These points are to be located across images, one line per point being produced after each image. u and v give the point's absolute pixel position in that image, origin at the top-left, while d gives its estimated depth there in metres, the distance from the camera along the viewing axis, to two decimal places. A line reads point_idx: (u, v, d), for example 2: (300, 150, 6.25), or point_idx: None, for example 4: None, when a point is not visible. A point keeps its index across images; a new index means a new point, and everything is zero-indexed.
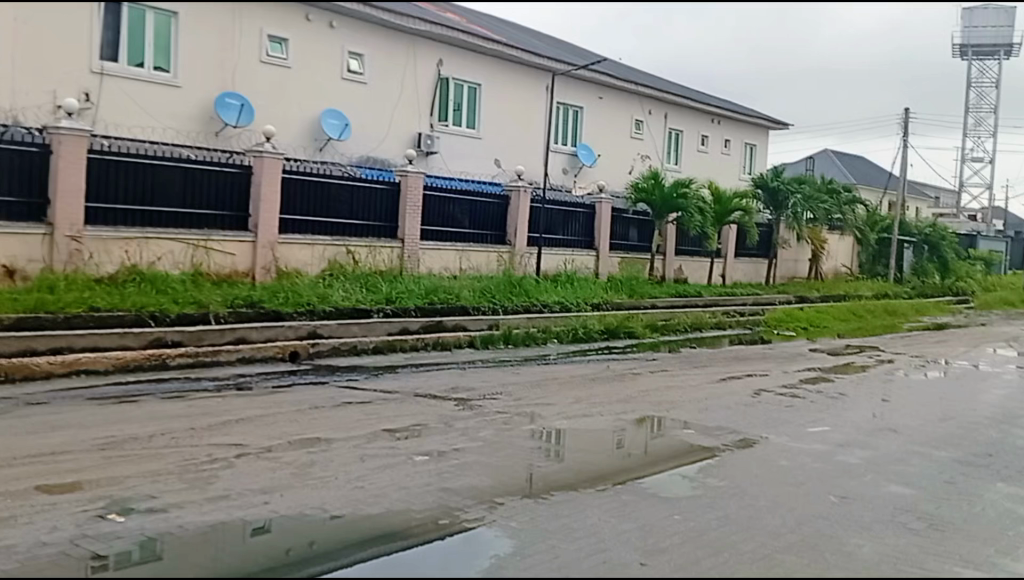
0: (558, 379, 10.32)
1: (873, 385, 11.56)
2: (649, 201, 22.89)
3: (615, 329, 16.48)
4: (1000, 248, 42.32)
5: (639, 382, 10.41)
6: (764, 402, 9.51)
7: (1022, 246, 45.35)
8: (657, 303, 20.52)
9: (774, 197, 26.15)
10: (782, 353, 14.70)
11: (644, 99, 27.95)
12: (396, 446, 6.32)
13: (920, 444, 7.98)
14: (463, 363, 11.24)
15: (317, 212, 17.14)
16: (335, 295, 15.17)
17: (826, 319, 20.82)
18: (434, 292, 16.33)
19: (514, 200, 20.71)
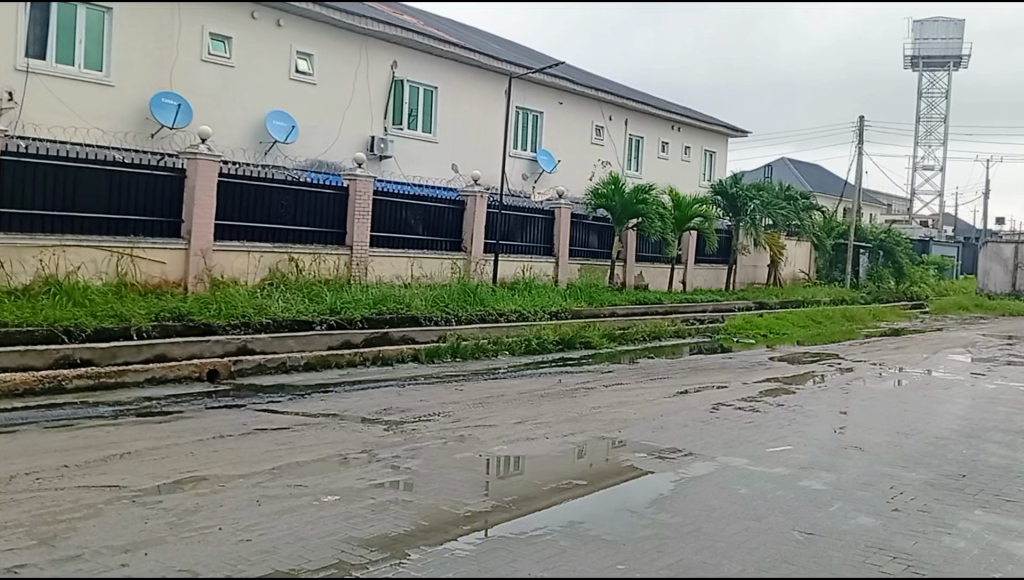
0: (501, 396, 9.53)
1: (836, 397, 10.85)
2: (609, 207, 22.11)
3: (571, 339, 15.72)
4: (952, 252, 42.06)
5: (588, 400, 9.62)
6: (725, 418, 8.78)
7: (975, 251, 45.15)
8: (616, 311, 19.78)
9: (733, 203, 25.45)
10: (743, 363, 13.98)
11: (604, 104, 27.23)
12: (303, 483, 5.54)
13: (894, 460, 7.27)
14: (403, 379, 10.41)
15: (258, 218, 16.29)
16: (275, 305, 14.32)
17: (786, 326, 20.14)
18: (383, 301, 15.51)
19: (469, 204, 19.97)
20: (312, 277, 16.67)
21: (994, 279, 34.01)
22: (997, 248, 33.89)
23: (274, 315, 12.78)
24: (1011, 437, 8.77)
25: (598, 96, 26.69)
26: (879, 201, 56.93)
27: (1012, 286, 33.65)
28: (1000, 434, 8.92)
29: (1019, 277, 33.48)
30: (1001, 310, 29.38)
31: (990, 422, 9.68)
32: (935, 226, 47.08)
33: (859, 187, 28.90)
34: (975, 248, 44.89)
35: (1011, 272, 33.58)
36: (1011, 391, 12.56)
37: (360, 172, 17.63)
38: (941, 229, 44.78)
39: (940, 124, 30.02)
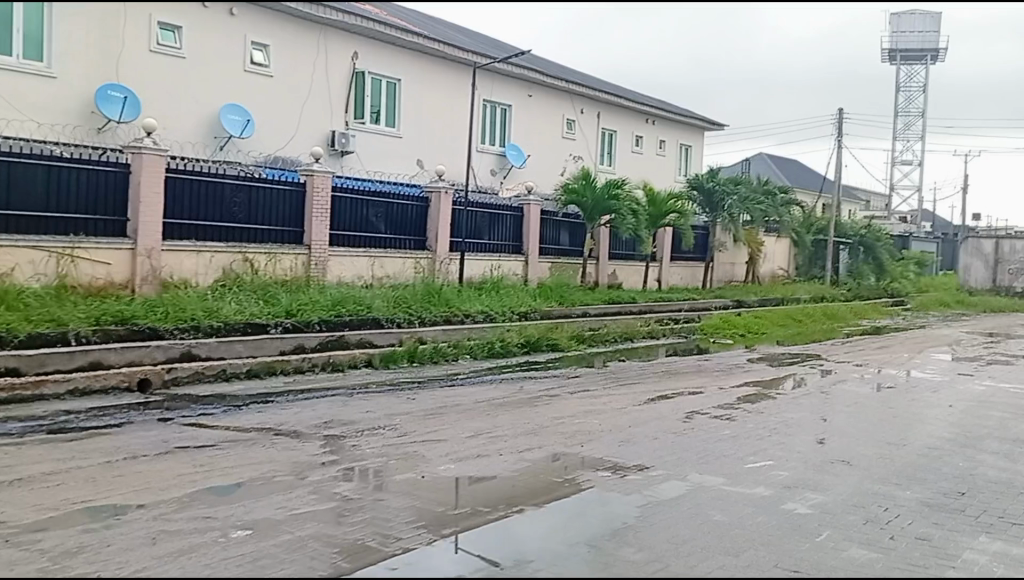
0: (457, 406, 8.79)
1: (817, 403, 10.17)
2: (581, 203, 21.42)
3: (538, 342, 14.99)
4: (931, 248, 41.63)
5: (550, 409, 8.91)
6: (696, 428, 8.09)
7: (955, 246, 44.75)
8: (589, 311, 19.10)
9: (710, 197, 24.96)
10: (720, 365, 13.30)
11: (576, 97, 26.54)
12: (211, 514, 4.79)
13: (884, 476, 6.60)
14: (353, 387, 9.66)
15: (208, 216, 15.48)
16: (226, 308, 13.54)
17: (765, 326, 19.54)
18: (342, 303, 14.79)
19: (434, 201, 19.23)
20: (268, 278, 15.87)
21: (976, 274, 33.61)
22: (977, 243, 33.44)
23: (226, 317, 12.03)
24: (1007, 447, 8.12)
25: (569, 89, 25.98)
26: (858, 196, 56.48)
27: (993, 281, 33.29)
28: (995, 443, 8.27)
29: (1000, 273, 33.14)
30: (982, 307, 28.91)
31: (982, 429, 9.04)
32: (913, 223, 46.66)
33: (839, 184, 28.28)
34: (955, 243, 44.45)
35: (992, 267, 33.30)
36: (1001, 394, 11.95)
37: (318, 167, 16.86)
38: (919, 226, 44.33)
39: (920, 117, 29.45)
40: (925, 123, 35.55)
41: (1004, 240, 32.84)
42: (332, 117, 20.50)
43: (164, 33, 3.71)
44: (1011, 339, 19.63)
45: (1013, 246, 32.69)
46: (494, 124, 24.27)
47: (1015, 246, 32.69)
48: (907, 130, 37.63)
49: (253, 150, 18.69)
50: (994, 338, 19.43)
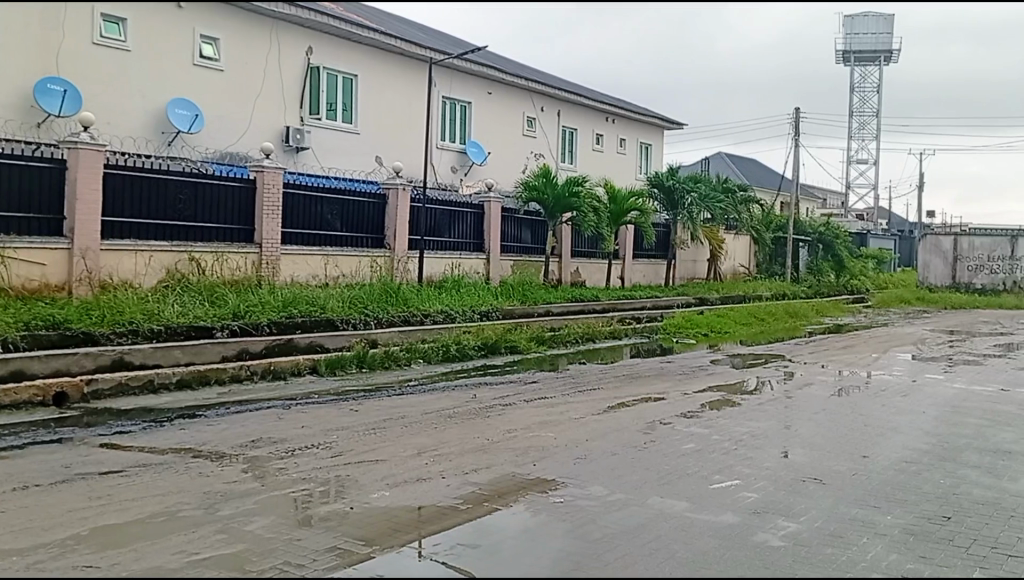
0: (401, 419, 8.17)
1: (785, 410, 9.64)
2: (541, 200, 20.85)
3: (494, 345, 14.00)
4: (889, 245, 41.40)
5: (502, 421, 8.30)
6: (660, 442, 7.52)
7: (913, 243, 44.55)
8: (551, 309, 18.49)
9: (670, 196, 24.36)
10: (682, 367, 12.73)
11: (535, 94, 25.92)
12: (97, 562, 4.10)
13: (860, 497, 6.06)
14: (292, 399, 9.00)
15: (151, 214, 14.75)
16: (167, 310, 12.81)
17: (729, 324, 19.03)
18: (294, 303, 14.15)
19: (391, 198, 18.58)
20: (216, 278, 15.15)
21: (934, 271, 33.19)
22: (935, 240, 33.08)
23: (167, 320, 11.34)
24: (988, 460, 7.62)
25: (529, 86, 25.39)
26: (816, 195, 56.32)
27: (951, 277, 32.86)
28: (975, 455, 7.76)
29: (960, 269, 32.74)
30: (943, 303, 28.59)
31: (959, 438, 8.54)
32: (870, 220, 46.50)
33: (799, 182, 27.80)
34: (912, 242, 44.23)
35: (951, 264, 32.90)
36: (971, 398, 11.46)
37: (268, 163, 16.17)
38: (877, 223, 44.17)
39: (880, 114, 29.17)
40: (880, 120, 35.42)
41: (962, 236, 32.58)
42: (285, 113, 19.78)
43: (89, 15, 3.02)
44: (976, 337, 19.25)
45: (971, 241, 32.39)
46: (454, 121, 23.60)
47: (972, 242, 32.41)
48: (862, 128, 37.47)
49: (206, 146, 17.94)
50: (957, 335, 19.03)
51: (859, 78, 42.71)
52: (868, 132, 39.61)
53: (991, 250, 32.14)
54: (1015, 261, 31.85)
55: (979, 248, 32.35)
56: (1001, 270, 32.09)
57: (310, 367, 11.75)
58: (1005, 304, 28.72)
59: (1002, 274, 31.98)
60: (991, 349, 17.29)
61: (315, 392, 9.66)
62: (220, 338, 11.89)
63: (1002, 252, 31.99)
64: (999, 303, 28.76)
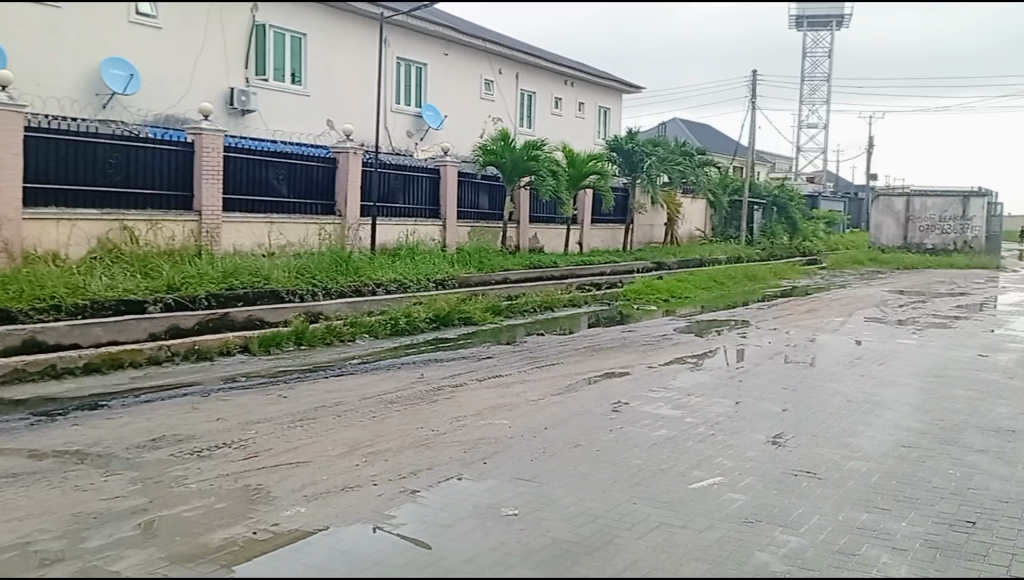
0: (336, 415, 7.20)
1: (763, 374, 8.72)
2: (499, 164, 19.67)
3: (448, 316, 12.22)
4: (840, 207, 40.39)
5: (449, 407, 7.37)
6: (629, 428, 6.62)
7: (862, 204, 43.11)
8: (508, 275, 17.44)
9: (629, 159, 23.36)
10: (647, 334, 11.76)
11: (492, 56, 24.51)
12: None
13: (866, 493, 5.17)
14: (211, 395, 8.01)
15: (81, 181, 13.60)
16: (95, 284, 11.62)
17: (687, 288, 17.82)
18: (235, 274, 13.13)
19: (342, 162, 17.42)
20: (152, 248, 14.03)
21: (887, 232, 32.31)
22: (887, 201, 32.15)
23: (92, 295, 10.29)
24: (996, 425, 6.73)
25: (485, 46, 23.91)
26: (772, 159, 55.13)
27: (904, 238, 31.90)
28: (982, 420, 6.85)
29: (912, 230, 31.66)
30: (895, 264, 27.49)
31: (957, 396, 7.66)
32: (821, 182, 45.58)
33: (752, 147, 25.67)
34: (860, 202, 42.93)
35: (903, 225, 31.89)
36: (956, 344, 10.52)
37: (207, 125, 15.03)
38: (826, 186, 43.20)
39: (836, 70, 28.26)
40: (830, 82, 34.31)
41: (913, 197, 31.50)
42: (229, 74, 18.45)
43: None
44: (943, 290, 18.36)
45: (922, 203, 31.23)
46: (409, 84, 22.17)
47: (924, 203, 31.27)
48: (813, 93, 36.50)
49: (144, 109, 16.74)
50: (923, 288, 18.06)
51: (813, 44, 41.80)
52: (820, 96, 38.65)
53: (944, 210, 30.86)
54: (966, 221, 30.60)
55: (931, 209, 31.14)
56: (951, 231, 30.88)
57: (240, 347, 10.41)
58: (955, 264, 27.90)
59: (954, 235, 30.75)
60: (961, 298, 16.39)
61: (247, 382, 8.66)
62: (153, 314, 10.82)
63: (953, 213, 30.69)
64: (949, 264, 27.88)
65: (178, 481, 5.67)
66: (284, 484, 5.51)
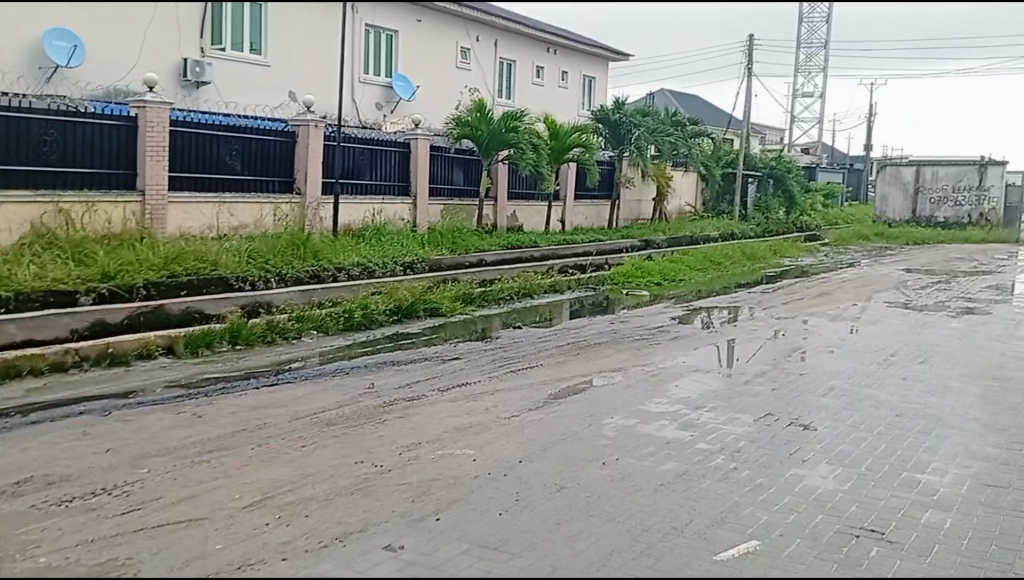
0: (255, 447, 5.70)
1: (784, 378, 7.29)
2: (475, 137, 18.13)
3: (412, 307, 10.65)
4: (838, 178, 38.81)
5: (400, 434, 5.90)
6: (630, 463, 5.16)
7: (861, 175, 41.47)
8: (485, 257, 15.91)
9: (616, 131, 21.94)
10: (641, 326, 10.29)
11: (469, 21, 22.39)
12: None
13: (962, 568, 3.73)
14: (111, 419, 6.49)
15: (8, 160, 11.93)
16: (19, 272, 10.08)
17: (683, 269, 16.31)
18: (179, 260, 11.64)
19: (302, 137, 15.58)
20: (91, 233, 12.33)
21: (893, 205, 30.75)
22: (895, 171, 30.80)
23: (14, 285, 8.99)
24: None
25: (462, 11, 21.81)
26: (763, 128, 53.48)
27: (912, 212, 30.36)
28: None
29: (921, 202, 30.20)
30: (903, 239, 26.16)
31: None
32: (817, 153, 43.94)
33: (747, 117, 24.12)
34: (858, 173, 41.38)
35: (912, 196, 30.35)
36: (1002, 336, 9.08)
37: (152, 97, 13.39)
38: (821, 157, 41.61)
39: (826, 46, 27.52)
40: (827, 50, 32.65)
41: (924, 166, 30.11)
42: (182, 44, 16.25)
43: None
44: (963, 266, 16.86)
45: (933, 172, 29.85)
46: (379, 53, 20.17)
47: (936, 172, 29.87)
48: (809, 61, 34.86)
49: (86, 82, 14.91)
50: (941, 267, 16.59)
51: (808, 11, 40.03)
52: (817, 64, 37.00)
53: (958, 179, 29.47)
54: (984, 191, 29.16)
55: (944, 178, 29.73)
56: (966, 202, 29.50)
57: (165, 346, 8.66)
58: (971, 239, 26.48)
59: (969, 207, 29.37)
60: (986, 277, 14.89)
61: (165, 398, 7.06)
62: (86, 307, 9.55)
63: (969, 182, 29.29)
64: (964, 238, 26.47)
65: (24, 552, 4.18)
66: (163, 559, 4.04)
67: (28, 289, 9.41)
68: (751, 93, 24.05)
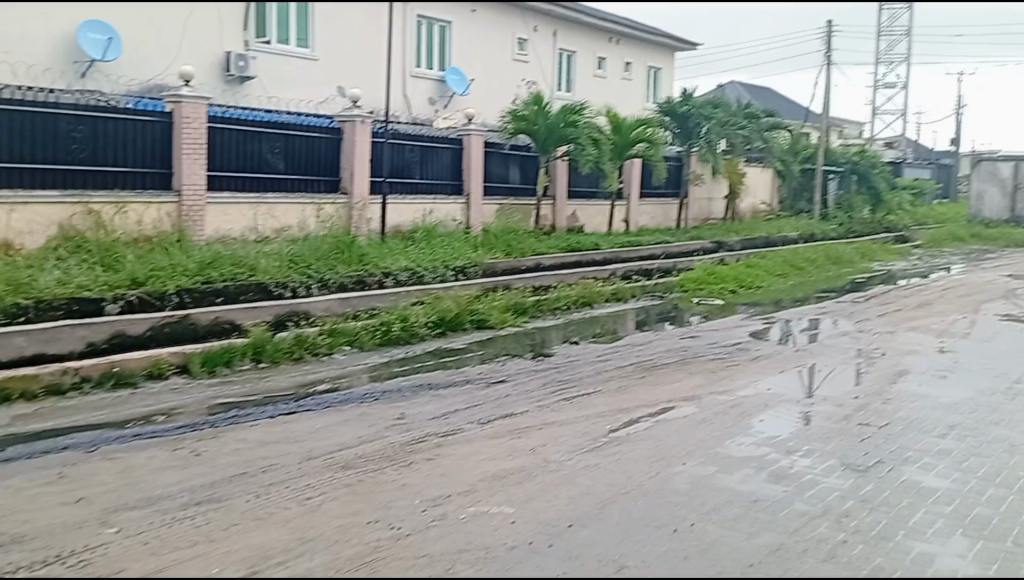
0: (253, 491, 4.74)
1: (880, 434, 6.24)
2: (532, 133, 17.12)
3: (457, 319, 9.67)
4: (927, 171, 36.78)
5: (427, 483, 4.92)
6: (701, 548, 4.15)
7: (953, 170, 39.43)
8: (542, 261, 14.88)
9: (684, 125, 20.81)
10: (716, 344, 9.21)
11: (527, 10, 21.35)
12: None
13: None
14: (100, 444, 5.48)
15: (34, 156, 10.67)
16: (41, 279, 9.18)
17: (761, 276, 15.10)
18: (215, 265, 10.69)
19: (349, 133, 14.47)
20: (124, 237, 11.00)
21: None
22: None
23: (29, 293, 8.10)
24: None
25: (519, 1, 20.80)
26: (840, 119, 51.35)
27: None
28: None
29: None
30: (1002, 241, 24.44)
31: None
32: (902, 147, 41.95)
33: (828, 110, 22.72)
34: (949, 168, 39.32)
35: None
36: None
37: (188, 91, 12.05)
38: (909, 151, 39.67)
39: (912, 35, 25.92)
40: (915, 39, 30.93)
41: None
42: (224, 38, 15.03)
43: None
44: None
45: None
46: (431, 47, 19.21)
47: None
48: None
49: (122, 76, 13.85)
50: None
51: None
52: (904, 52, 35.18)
53: None
54: None
55: None
56: None
57: (180, 371, 7.37)
58: None
59: None
60: None
61: (171, 430, 5.81)
62: (112, 315, 8.73)
63: None
64: None
65: None
66: None
67: (50, 299, 8.49)
68: (831, 84, 22.68)
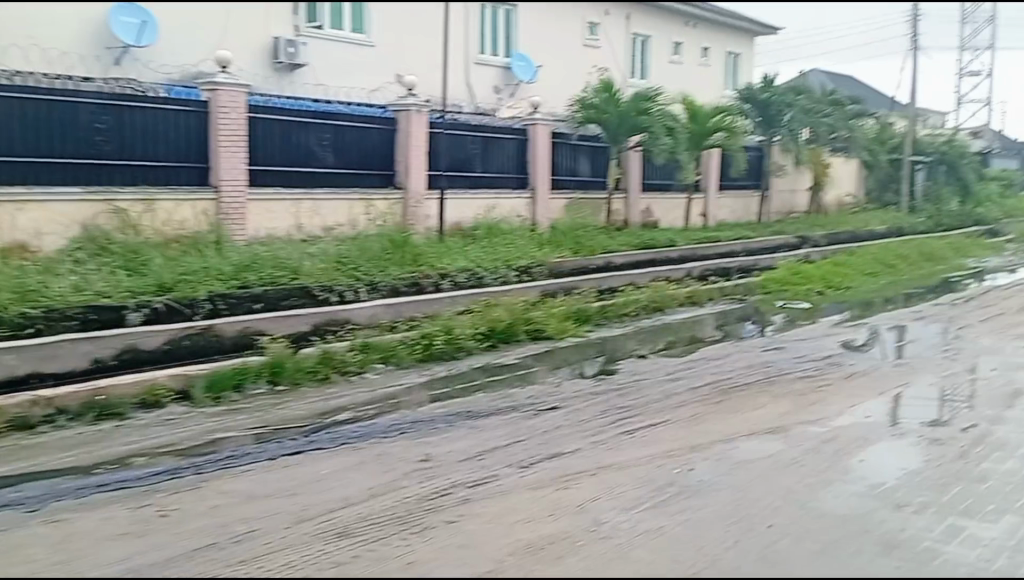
0: (213, 570, 3.69)
1: (1014, 480, 4.98)
2: (602, 122, 15.97)
3: (510, 330, 8.62)
4: None
5: (438, 560, 3.82)
6: None
7: None
8: (612, 259, 13.71)
9: (766, 113, 19.49)
10: (805, 358, 7.99)
11: None
12: None
13: None
14: (53, 498, 4.49)
15: (54, 151, 9.81)
16: (55, 285, 8.29)
17: (852, 275, 13.76)
18: (251, 269, 9.72)
19: (404, 124, 13.47)
20: (154, 238, 10.11)
21: None
22: None
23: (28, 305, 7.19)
24: None
25: None
26: None
27: None
28: None
29: None
30: None
31: None
32: None
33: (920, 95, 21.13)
34: None
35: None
36: None
37: (224, 78, 11.17)
38: None
39: None
40: None
41: None
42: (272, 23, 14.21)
43: None
44: None
45: None
46: (496, 31, 18.39)
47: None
48: None
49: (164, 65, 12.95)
50: None
51: None
52: None
53: None
54: None
55: None
56: None
57: (182, 397, 6.40)
58: None
59: None
60: None
61: (145, 477, 4.81)
62: (135, 325, 7.71)
63: None
64: None
65: None
66: None
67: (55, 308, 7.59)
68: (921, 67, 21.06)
